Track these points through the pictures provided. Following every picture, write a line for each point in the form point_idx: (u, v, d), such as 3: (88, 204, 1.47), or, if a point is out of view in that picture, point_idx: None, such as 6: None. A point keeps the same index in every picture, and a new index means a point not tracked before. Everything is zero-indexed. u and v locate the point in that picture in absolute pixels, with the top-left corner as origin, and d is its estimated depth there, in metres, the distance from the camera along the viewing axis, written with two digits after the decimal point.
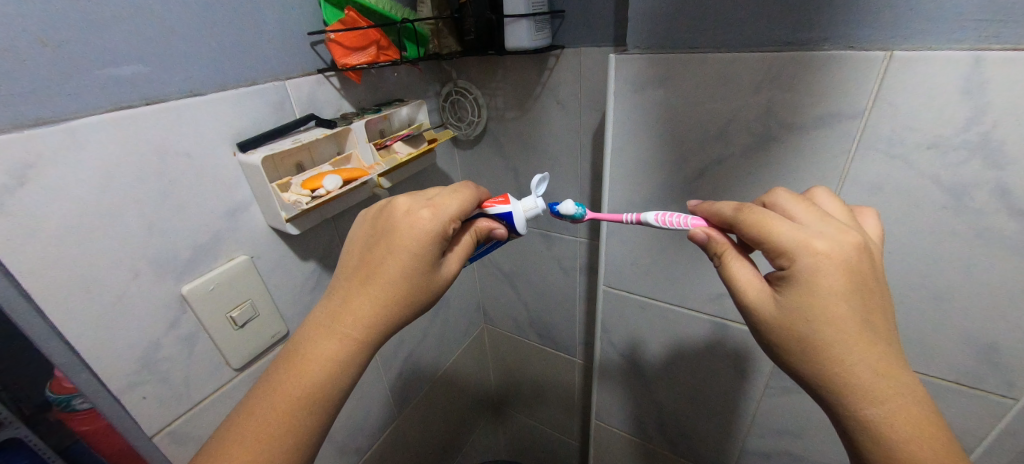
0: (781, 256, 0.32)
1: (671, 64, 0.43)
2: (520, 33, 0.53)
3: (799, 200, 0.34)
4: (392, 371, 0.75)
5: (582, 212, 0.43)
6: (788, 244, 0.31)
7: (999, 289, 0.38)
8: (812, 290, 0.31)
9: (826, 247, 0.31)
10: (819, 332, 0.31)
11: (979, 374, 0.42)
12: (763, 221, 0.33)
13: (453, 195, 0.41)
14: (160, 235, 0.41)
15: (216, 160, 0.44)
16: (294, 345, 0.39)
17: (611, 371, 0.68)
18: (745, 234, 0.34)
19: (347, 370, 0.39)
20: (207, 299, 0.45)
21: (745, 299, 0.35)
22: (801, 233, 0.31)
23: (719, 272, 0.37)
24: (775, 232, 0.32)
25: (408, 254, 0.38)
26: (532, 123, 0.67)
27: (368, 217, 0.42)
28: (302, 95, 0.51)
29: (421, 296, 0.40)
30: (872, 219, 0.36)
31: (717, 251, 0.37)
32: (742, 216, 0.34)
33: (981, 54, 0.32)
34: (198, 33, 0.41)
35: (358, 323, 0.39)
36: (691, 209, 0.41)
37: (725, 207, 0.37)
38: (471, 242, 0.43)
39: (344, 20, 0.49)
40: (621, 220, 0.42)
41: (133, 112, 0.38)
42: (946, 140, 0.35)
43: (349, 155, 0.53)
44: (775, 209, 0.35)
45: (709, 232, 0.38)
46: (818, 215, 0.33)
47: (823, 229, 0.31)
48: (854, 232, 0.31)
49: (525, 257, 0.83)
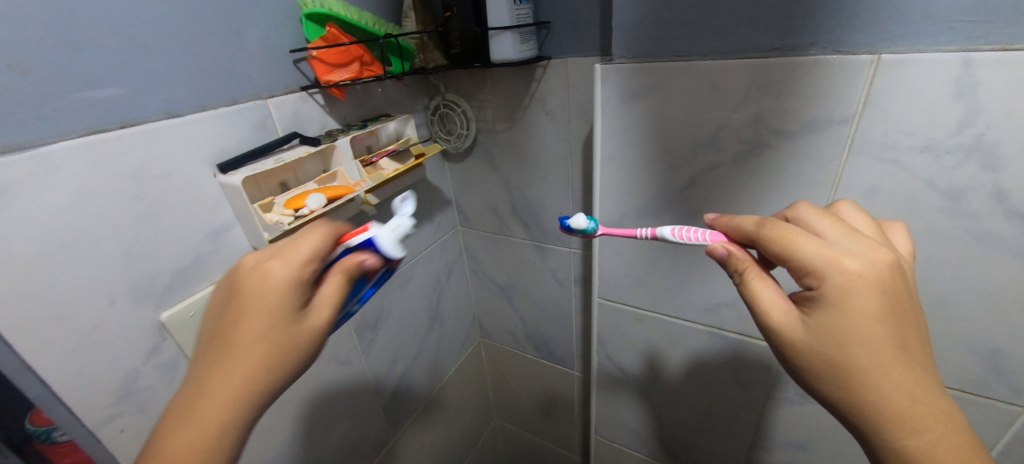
0: (808, 274, 0.31)
1: (658, 72, 0.42)
2: (506, 45, 0.53)
3: (822, 213, 0.33)
4: (386, 390, 0.74)
5: (594, 226, 0.42)
6: (816, 263, 0.30)
7: (1000, 294, 0.37)
8: (844, 312, 0.30)
9: (858, 266, 0.30)
10: (851, 356, 0.30)
11: (985, 381, 0.41)
12: (788, 237, 0.32)
13: (306, 236, 0.37)
14: (137, 261, 0.40)
15: (197, 182, 0.43)
16: (153, 452, 0.32)
17: (609, 385, 0.66)
18: (769, 251, 0.33)
19: (230, 453, 0.34)
20: (187, 325, 0.44)
21: (770, 321, 0.33)
22: (830, 251, 0.31)
23: (740, 291, 0.35)
24: (803, 250, 0.31)
25: (264, 313, 0.35)
26: (523, 134, 0.67)
27: (219, 289, 0.37)
28: (285, 113, 0.50)
29: (297, 352, 0.36)
30: (902, 234, 0.34)
31: (737, 268, 0.35)
32: (765, 232, 0.33)
33: (971, 55, 0.31)
34: (175, 54, 0.41)
35: (225, 404, 0.34)
36: (709, 224, 0.40)
37: (746, 222, 0.35)
38: (341, 282, 0.37)
39: (326, 37, 0.48)
40: (634, 235, 0.40)
41: (110, 135, 0.37)
42: (939, 143, 0.34)
43: (334, 173, 0.52)
44: (799, 224, 0.34)
45: (729, 247, 0.36)
46: (844, 230, 0.32)
47: (853, 246, 0.31)
48: (885, 250, 0.31)
49: (519, 269, 0.82)
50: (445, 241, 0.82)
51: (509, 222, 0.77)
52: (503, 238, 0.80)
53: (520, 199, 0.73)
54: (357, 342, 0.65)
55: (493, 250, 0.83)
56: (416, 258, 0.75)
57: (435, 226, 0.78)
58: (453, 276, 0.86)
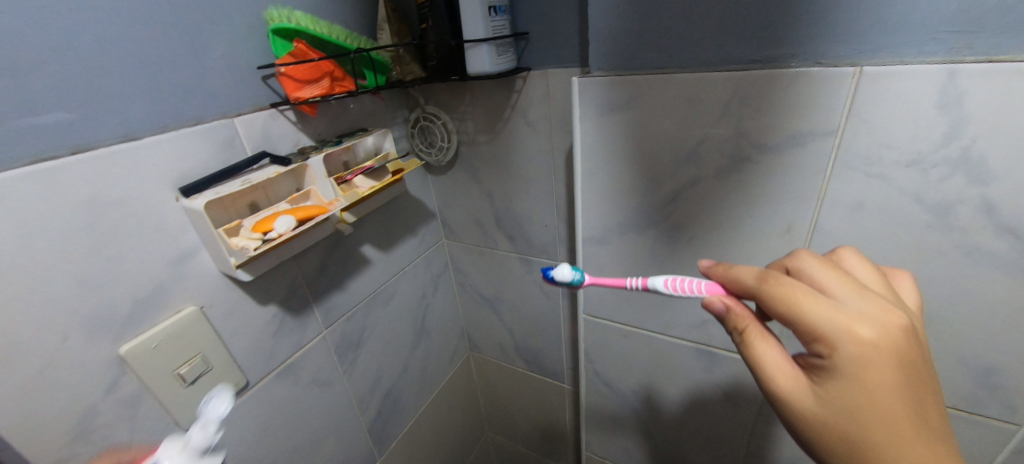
0: (819, 342, 0.29)
1: (636, 85, 0.41)
2: (482, 58, 0.51)
3: (827, 266, 0.31)
4: (370, 411, 0.71)
5: (580, 277, 0.41)
6: (826, 330, 0.28)
7: (990, 310, 0.36)
8: (860, 384, 0.28)
9: (872, 335, 0.28)
10: (868, 432, 0.28)
11: (980, 398, 0.39)
12: (795, 299, 0.30)
13: None
14: (92, 293, 0.38)
15: (158, 207, 0.41)
16: None
17: (599, 402, 0.65)
18: (774, 312, 0.31)
19: None
20: (149, 358, 0.41)
21: (777, 387, 0.32)
22: (841, 315, 0.28)
23: (743, 351, 0.33)
24: (813, 315, 0.29)
25: None
26: (505, 146, 0.65)
27: None
28: (254, 132, 0.48)
29: None
30: (909, 287, 0.33)
31: (736, 325, 0.34)
32: (769, 291, 0.31)
33: (956, 67, 0.30)
34: (132, 74, 0.39)
35: None
36: (704, 271, 0.38)
37: (747, 277, 0.33)
38: None
39: (294, 53, 0.47)
40: (625, 285, 0.39)
41: (59, 163, 0.35)
42: (926, 157, 0.33)
43: (308, 192, 0.50)
44: (803, 278, 0.32)
45: (728, 302, 0.34)
46: (852, 288, 0.30)
47: (865, 310, 0.29)
48: (897, 312, 0.29)
49: (506, 282, 0.80)
50: (429, 255, 0.80)
51: (494, 235, 0.76)
52: (489, 251, 0.78)
53: (504, 212, 0.72)
54: (338, 363, 0.63)
55: (479, 263, 0.82)
56: (399, 274, 0.73)
57: (418, 240, 0.77)
58: (439, 290, 0.84)
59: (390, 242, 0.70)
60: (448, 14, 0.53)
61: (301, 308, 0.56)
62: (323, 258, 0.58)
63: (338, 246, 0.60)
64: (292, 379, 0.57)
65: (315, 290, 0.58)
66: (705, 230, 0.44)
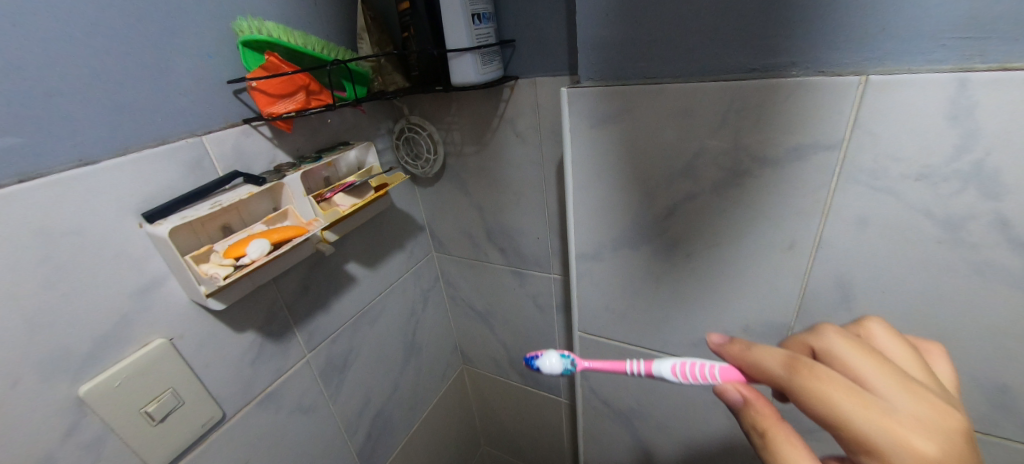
0: (866, 453, 0.24)
1: (628, 96, 0.38)
2: (467, 67, 0.49)
3: (866, 355, 0.27)
4: (359, 434, 0.68)
5: (568, 366, 0.40)
6: (876, 440, 0.24)
7: (1004, 328, 0.34)
8: None
9: (933, 449, 0.23)
10: None
11: (993, 418, 0.38)
12: (834, 398, 0.25)
13: None
14: (46, 332, 0.35)
15: (119, 235, 0.38)
16: None
17: (596, 420, 0.62)
18: (807, 410, 0.26)
19: None
20: (112, 397, 0.39)
21: None
22: (893, 422, 0.24)
23: (766, 454, 0.28)
24: (857, 421, 0.25)
25: None
26: (493, 157, 0.63)
27: None
28: (225, 150, 0.45)
29: None
30: (943, 364, 0.31)
31: (756, 421, 0.29)
32: (801, 383, 0.27)
33: (967, 75, 0.28)
34: (87, 93, 0.36)
35: None
36: (714, 346, 0.34)
37: (771, 362, 0.29)
38: None
39: (266, 66, 0.44)
40: (625, 369, 0.37)
41: (4, 193, 0.32)
42: (935, 170, 0.31)
43: (285, 212, 0.48)
44: (837, 367, 0.28)
45: (742, 391, 0.31)
46: (900, 386, 0.26)
47: (919, 415, 0.24)
48: (955, 417, 0.24)
49: (498, 295, 0.78)
50: (418, 269, 0.77)
51: (484, 247, 0.73)
52: (480, 264, 0.76)
53: (495, 224, 0.69)
54: (323, 387, 0.60)
55: (471, 276, 0.79)
56: (386, 291, 0.70)
57: (406, 254, 0.74)
58: (429, 304, 0.82)
59: (377, 258, 0.67)
60: (431, 23, 0.50)
61: (281, 333, 0.53)
62: (304, 279, 0.55)
63: (320, 265, 0.57)
64: (274, 408, 0.54)
65: (297, 313, 0.55)
66: (703, 246, 0.42)
